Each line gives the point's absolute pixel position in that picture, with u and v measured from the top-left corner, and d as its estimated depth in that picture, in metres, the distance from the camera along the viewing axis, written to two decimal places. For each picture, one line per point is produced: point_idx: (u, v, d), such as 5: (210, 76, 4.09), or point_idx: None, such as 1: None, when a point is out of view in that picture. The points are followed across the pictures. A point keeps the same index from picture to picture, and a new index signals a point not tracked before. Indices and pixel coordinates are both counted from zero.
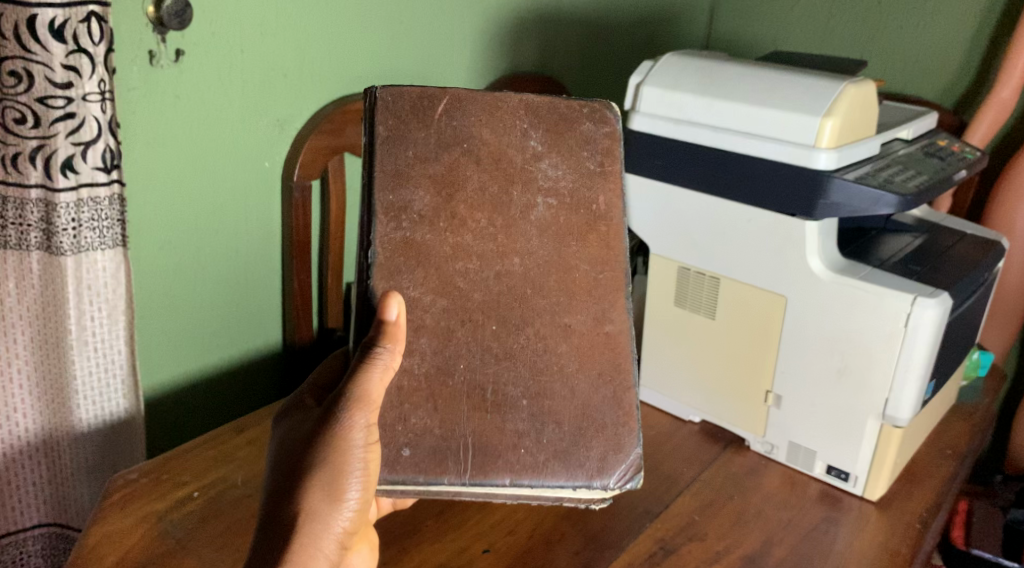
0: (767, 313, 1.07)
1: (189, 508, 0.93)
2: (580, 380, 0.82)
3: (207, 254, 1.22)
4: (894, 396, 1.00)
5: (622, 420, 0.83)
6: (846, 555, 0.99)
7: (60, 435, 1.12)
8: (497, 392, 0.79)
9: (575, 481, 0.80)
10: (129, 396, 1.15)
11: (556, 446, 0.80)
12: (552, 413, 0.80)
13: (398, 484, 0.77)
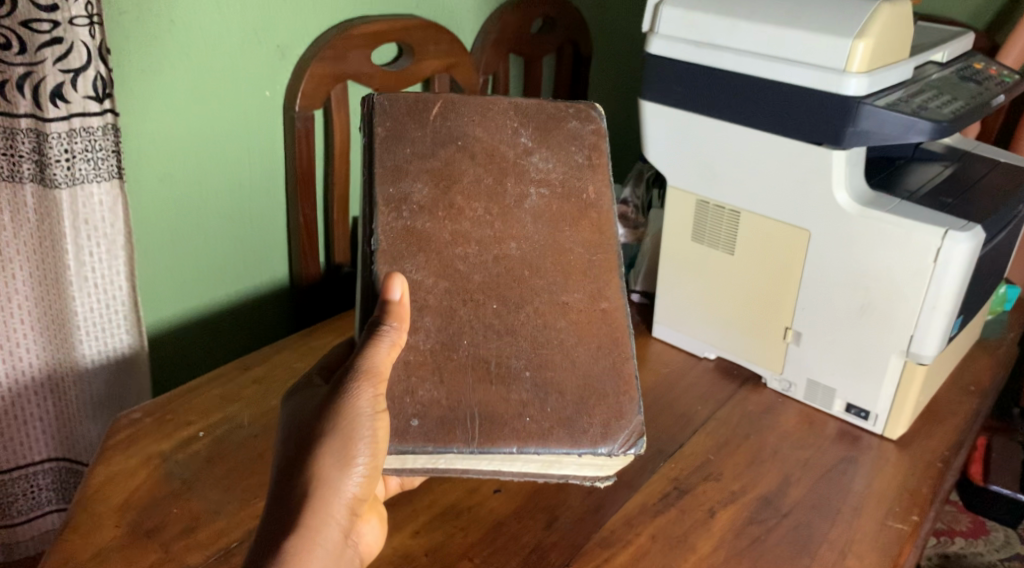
0: (789, 249, 1.03)
1: (194, 449, 0.91)
2: (580, 353, 0.79)
3: (208, 188, 1.18)
4: (919, 333, 0.97)
5: (623, 389, 0.79)
6: (865, 495, 0.96)
7: (65, 371, 1.11)
8: (500, 365, 0.77)
9: (580, 449, 0.76)
10: (132, 332, 1.12)
11: (560, 410, 0.77)
12: (555, 384, 0.78)
13: (408, 455, 0.72)
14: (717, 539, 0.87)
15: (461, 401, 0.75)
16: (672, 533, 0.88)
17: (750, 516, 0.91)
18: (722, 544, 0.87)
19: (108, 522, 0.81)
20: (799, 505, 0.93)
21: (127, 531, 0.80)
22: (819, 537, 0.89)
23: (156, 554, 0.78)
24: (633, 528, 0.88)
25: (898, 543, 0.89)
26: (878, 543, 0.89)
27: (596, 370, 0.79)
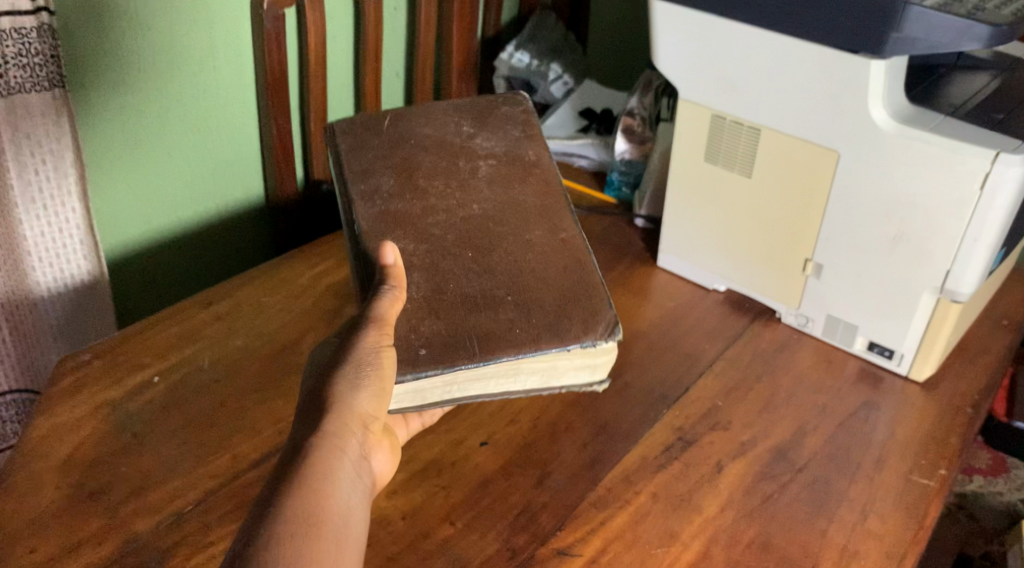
0: (813, 172, 0.92)
1: (148, 396, 0.82)
2: (550, 273, 0.77)
3: (167, 97, 1.06)
4: (958, 268, 0.86)
5: (592, 291, 0.76)
6: (888, 443, 0.87)
7: (17, 303, 1.00)
8: (482, 294, 0.74)
9: (569, 344, 0.71)
10: (90, 257, 1.04)
11: (535, 317, 0.72)
12: (537, 299, 0.74)
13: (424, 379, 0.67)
14: (724, 498, 0.79)
15: (456, 329, 0.71)
16: (675, 491, 0.79)
17: (761, 471, 0.82)
18: (731, 505, 0.78)
19: (48, 484, 0.72)
20: (815, 458, 0.84)
21: (69, 493, 0.71)
22: (837, 495, 0.80)
23: (100, 520, 0.70)
24: (632, 486, 0.79)
25: (923, 502, 0.81)
26: (903, 501, 0.80)
27: (568, 282, 0.76)
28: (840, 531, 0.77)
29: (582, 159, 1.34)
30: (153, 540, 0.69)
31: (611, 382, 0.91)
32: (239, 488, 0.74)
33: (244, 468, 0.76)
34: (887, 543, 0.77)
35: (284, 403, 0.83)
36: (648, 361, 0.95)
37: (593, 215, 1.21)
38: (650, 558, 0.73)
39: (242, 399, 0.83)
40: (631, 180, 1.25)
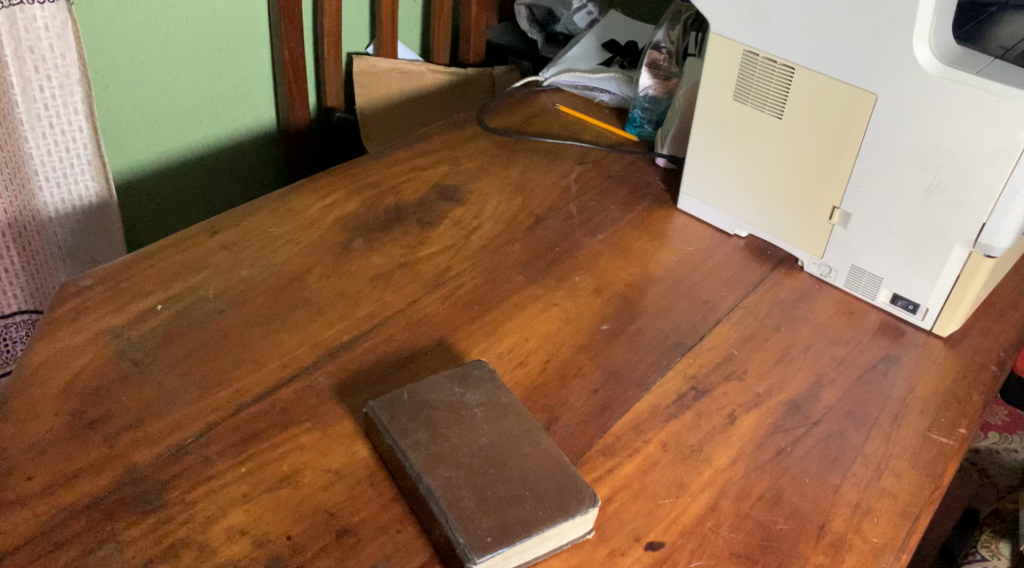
0: (846, 116, 0.88)
1: (151, 325, 0.80)
2: (536, 447, 0.69)
3: (190, 18, 1.12)
4: (994, 222, 0.83)
5: (574, 483, 0.66)
6: (907, 400, 0.84)
7: (25, 220, 1.03)
8: (468, 422, 0.70)
9: (557, 520, 0.64)
10: (98, 177, 1.07)
11: (531, 519, 0.63)
12: (528, 456, 0.68)
13: (457, 548, 0.62)
14: (736, 450, 0.77)
15: (459, 498, 0.64)
16: (685, 441, 0.77)
17: (775, 424, 0.80)
18: (742, 457, 0.76)
19: (46, 411, 0.70)
20: (831, 412, 0.82)
21: (68, 420, 0.70)
22: (852, 451, 0.78)
23: (98, 451, 0.68)
24: (642, 435, 0.77)
25: (941, 461, 0.78)
26: (920, 459, 0.78)
27: (542, 472, 0.67)
28: (853, 487, 0.75)
29: (604, 94, 1.29)
30: (152, 472, 0.67)
31: (623, 328, 0.89)
32: (241, 422, 0.72)
33: (245, 402, 0.74)
34: (903, 501, 0.74)
35: (289, 336, 0.82)
36: (662, 307, 0.92)
37: (612, 154, 1.17)
38: (657, 508, 0.70)
39: (246, 331, 0.81)
40: (654, 117, 1.21)
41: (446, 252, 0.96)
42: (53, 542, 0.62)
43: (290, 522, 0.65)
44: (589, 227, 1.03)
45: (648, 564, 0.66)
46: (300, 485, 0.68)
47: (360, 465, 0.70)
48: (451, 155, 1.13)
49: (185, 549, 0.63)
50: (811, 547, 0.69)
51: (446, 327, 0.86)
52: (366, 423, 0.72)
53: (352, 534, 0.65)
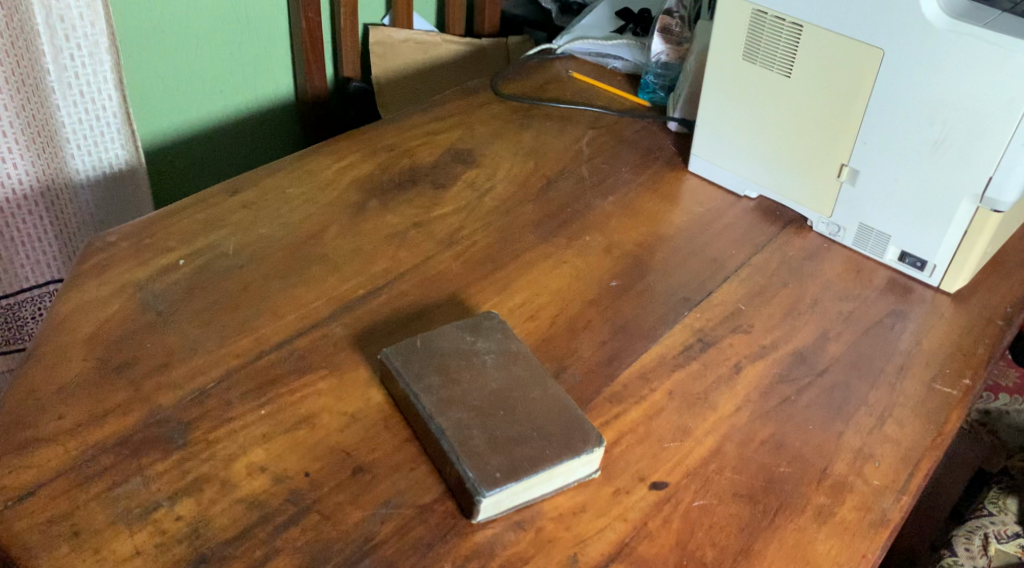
0: (853, 73, 0.89)
1: (174, 278, 0.83)
2: (542, 392, 0.71)
3: None
4: (1000, 176, 0.84)
5: (580, 424, 0.69)
6: (913, 353, 0.85)
7: (58, 186, 1.07)
8: (476, 367, 0.72)
9: (563, 458, 0.66)
10: (127, 145, 1.10)
11: (538, 457, 0.66)
12: (534, 399, 0.70)
13: (468, 481, 0.64)
14: (741, 398, 0.78)
15: (469, 436, 0.67)
16: (691, 390, 0.79)
17: (780, 374, 0.81)
18: (747, 405, 0.78)
19: (75, 356, 0.73)
20: (837, 363, 0.83)
21: (95, 365, 0.73)
22: (856, 400, 0.79)
23: (125, 394, 0.71)
24: (649, 384, 0.79)
25: (945, 410, 0.79)
26: (923, 408, 0.79)
27: (549, 414, 0.69)
28: (857, 433, 0.76)
29: (617, 61, 1.31)
30: (175, 414, 0.70)
31: (633, 284, 0.91)
32: (261, 368, 0.75)
33: (265, 350, 0.77)
34: (905, 446, 0.75)
35: (307, 290, 0.84)
36: (671, 265, 0.94)
37: (624, 119, 1.18)
38: (662, 452, 0.72)
39: (266, 285, 0.84)
40: (667, 83, 1.23)
41: (459, 212, 0.98)
42: (82, 477, 0.64)
43: (308, 460, 0.68)
44: (600, 190, 1.04)
45: (652, 502, 0.68)
46: (317, 427, 0.70)
47: (375, 409, 0.72)
48: (465, 121, 1.14)
49: (207, 483, 0.65)
50: (813, 488, 0.71)
51: (459, 283, 0.88)
52: (381, 370, 0.75)
53: (367, 472, 0.67)
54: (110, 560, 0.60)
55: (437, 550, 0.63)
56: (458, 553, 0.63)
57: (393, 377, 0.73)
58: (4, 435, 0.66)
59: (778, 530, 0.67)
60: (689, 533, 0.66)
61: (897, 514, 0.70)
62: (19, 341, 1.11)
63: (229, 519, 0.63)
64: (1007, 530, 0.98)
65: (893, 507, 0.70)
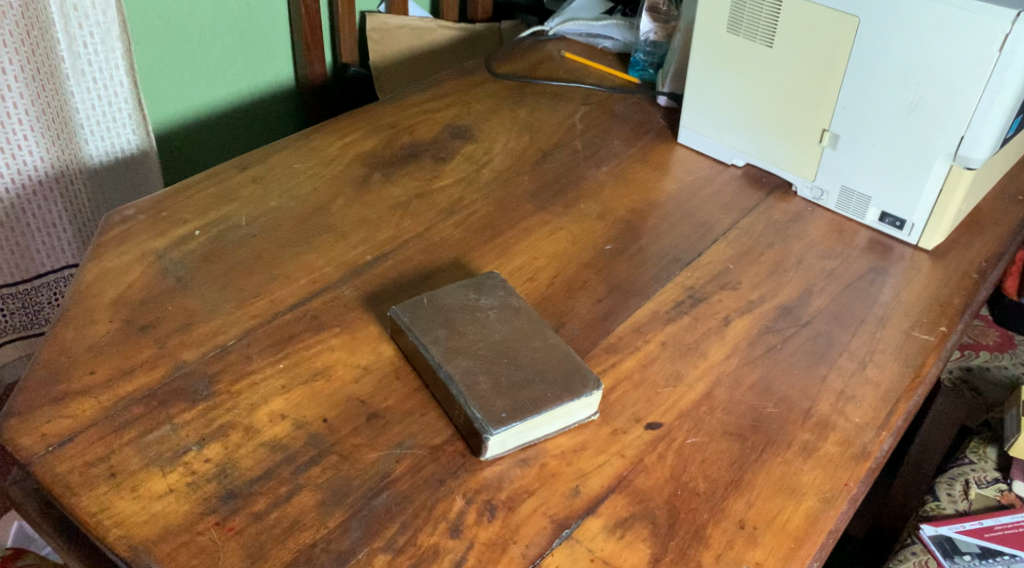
0: (832, 41, 0.94)
1: (191, 247, 0.87)
2: (542, 341, 0.75)
3: None
4: (971, 134, 0.89)
5: (580, 369, 0.73)
6: (893, 305, 0.90)
7: (73, 171, 1.10)
8: (480, 321, 0.77)
9: (564, 400, 0.71)
10: (138, 130, 1.14)
11: (541, 399, 0.70)
12: (535, 348, 0.75)
13: (475, 421, 0.69)
14: (730, 347, 0.83)
15: (476, 382, 0.71)
16: (683, 341, 0.83)
17: (766, 325, 0.86)
18: (735, 352, 0.82)
19: (102, 318, 0.78)
20: (820, 315, 0.88)
21: (121, 326, 0.77)
22: (839, 347, 0.84)
23: (151, 351, 0.75)
24: (643, 336, 0.83)
25: (922, 355, 0.84)
26: (901, 353, 0.84)
27: (550, 362, 0.74)
28: (839, 377, 0.81)
29: (607, 41, 1.35)
30: (199, 368, 0.74)
31: (626, 247, 0.95)
32: (277, 327, 0.79)
33: (280, 310, 0.81)
34: (884, 387, 0.80)
35: (317, 256, 0.89)
36: (663, 228, 0.98)
37: (616, 95, 1.23)
38: (656, 396, 0.77)
39: (278, 252, 0.88)
40: (656, 60, 1.27)
41: (459, 184, 1.02)
42: (115, 425, 0.69)
43: (325, 408, 0.72)
44: (593, 161, 1.09)
45: (648, 440, 0.73)
46: (332, 378, 0.75)
47: (386, 361, 0.77)
48: (462, 99, 1.19)
49: (232, 429, 0.70)
50: (798, 426, 0.76)
51: (461, 248, 0.92)
52: (390, 326, 0.79)
53: (380, 417, 0.72)
54: (145, 496, 0.65)
55: (449, 485, 0.68)
56: (469, 487, 0.68)
57: (402, 331, 0.77)
58: (39, 388, 0.71)
59: (766, 464, 0.72)
60: (682, 467, 0.71)
61: (877, 447, 0.75)
62: (37, 325, 1.17)
63: (254, 461, 0.68)
64: (987, 476, 1.02)
65: (873, 441, 0.75)
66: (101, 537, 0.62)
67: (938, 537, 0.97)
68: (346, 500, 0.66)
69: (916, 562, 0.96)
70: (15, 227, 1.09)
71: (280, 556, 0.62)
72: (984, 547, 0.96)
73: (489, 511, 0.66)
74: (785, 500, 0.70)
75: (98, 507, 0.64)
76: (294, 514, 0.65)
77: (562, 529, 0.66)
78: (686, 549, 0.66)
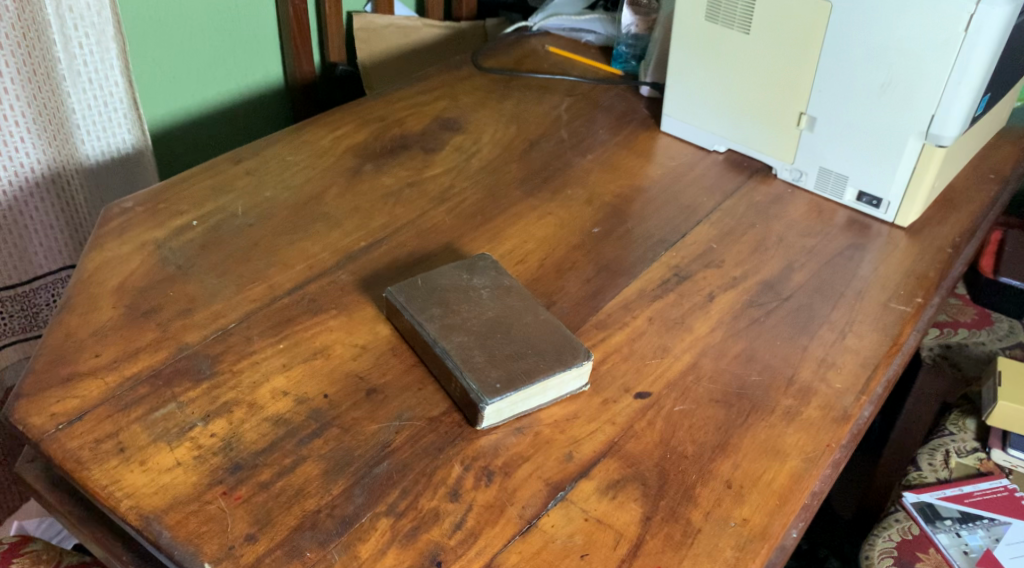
0: (808, 26, 0.97)
1: (189, 236, 0.89)
2: (533, 317, 0.78)
3: None
4: (941, 113, 0.92)
5: (570, 341, 0.76)
6: (871, 279, 0.93)
7: (70, 172, 1.09)
8: (472, 299, 0.80)
9: (557, 370, 0.73)
10: (133, 129, 1.14)
11: (534, 369, 0.73)
12: (527, 323, 0.77)
13: (470, 391, 0.71)
14: (715, 321, 0.86)
15: (471, 356, 0.74)
16: (670, 315, 0.86)
17: (750, 300, 0.89)
18: (720, 326, 0.85)
19: (105, 304, 0.80)
20: (802, 289, 0.91)
21: (124, 311, 0.80)
22: (819, 318, 0.87)
23: (154, 334, 0.78)
24: (631, 312, 0.86)
25: (900, 324, 0.87)
26: (879, 323, 0.87)
27: (542, 336, 0.76)
28: (820, 346, 0.84)
29: (590, 35, 1.39)
30: (201, 349, 0.77)
31: (614, 229, 0.98)
32: (276, 310, 0.82)
33: (279, 294, 0.84)
34: (863, 355, 0.83)
35: (313, 243, 0.91)
36: (648, 211, 1.01)
37: (600, 86, 1.26)
38: (644, 367, 0.80)
39: (275, 240, 0.90)
40: (638, 53, 1.31)
41: (449, 173, 1.05)
42: (122, 404, 0.71)
43: (325, 385, 0.75)
44: (579, 149, 1.12)
45: (637, 408, 0.76)
46: (331, 356, 0.78)
47: (383, 340, 0.80)
48: (450, 92, 1.21)
49: (236, 406, 0.72)
50: (782, 392, 0.79)
51: (452, 234, 0.95)
52: (386, 307, 0.82)
53: (379, 392, 0.75)
54: (154, 469, 0.67)
55: (447, 453, 0.70)
56: (466, 454, 0.71)
57: (398, 311, 0.79)
58: (47, 370, 0.73)
59: (752, 428, 0.75)
60: (670, 432, 0.74)
61: (857, 410, 0.78)
62: (36, 328, 1.13)
63: (258, 435, 0.70)
64: (967, 445, 1.06)
65: (853, 405, 0.78)
66: (113, 507, 0.65)
67: (919, 503, 1.00)
68: (349, 468, 0.69)
69: (899, 528, 0.98)
70: (10, 231, 1.06)
71: (286, 522, 0.65)
72: (965, 511, 0.99)
73: (485, 476, 0.69)
74: (769, 461, 0.73)
75: (109, 480, 0.66)
76: (298, 483, 0.67)
77: (557, 491, 0.69)
78: (676, 507, 0.69)
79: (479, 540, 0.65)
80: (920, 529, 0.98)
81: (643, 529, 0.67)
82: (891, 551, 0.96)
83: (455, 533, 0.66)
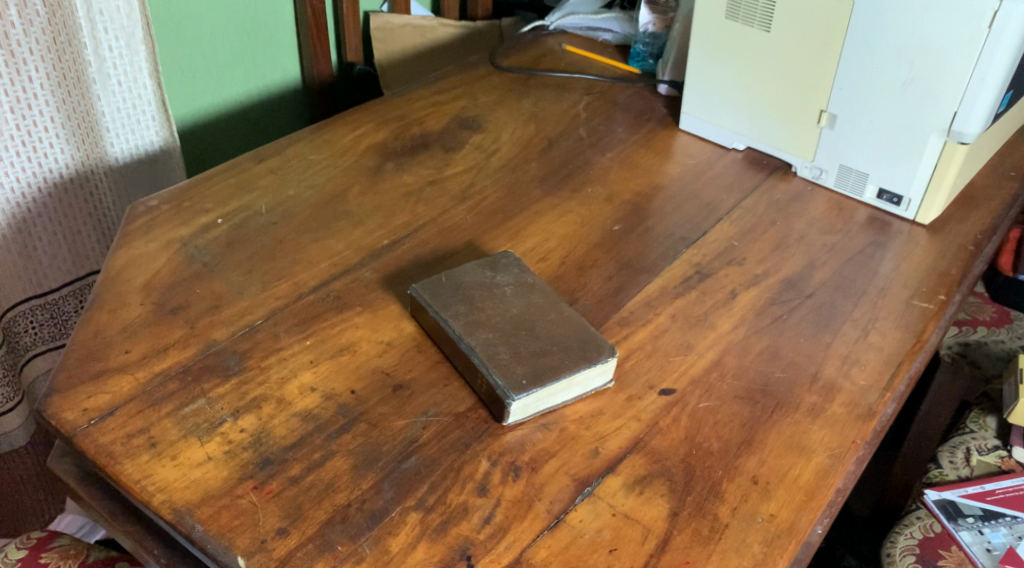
0: (830, 25, 0.97)
1: (214, 234, 0.90)
2: (556, 314, 0.78)
3: None
4: (964, 109, 0.92)
5: (595, 338, 0.76)
6: (893, 277, 0.93)
7: (99, 175, 1.10)
8: (495, 296, 0.80)
9: (581, 367, 0.74)
10: (162, 130, 1.13)
11: (559, 366, 0.74)
12: (550, 320, 0.78)
13: (496, 386, 0.72)
14: (737, 318, 0.86)
15: (497, 352, 0.74)
16: (692, 313, 0.87)
17: (772, 297, 0.89)
18: (743, 323, 0.86)
19: (133, 302, 0.81)
20: (823, 287, 0.91)
21: (152, 308, 0.80)
22: (842, 316, 0.87)
23: (183, 330, 0.78)
24: (653, 309, 0.86)
25: (922, 321, 0.87)
26: (903, 321, 0.87)
27: (567, 333, 0.77)
28: (844, 343, 0.84)
29: (607, 34, 1.39)
30: (229, 346, 0.77)
31: (634, 227, 0.98)
32: (302, 307, 0.82)
33: (304, 292, 0.84)
34: (887, 351, 0.84)
35: (336, 241, 0.91)
36: (668, 209, 1.01)
37: (618, 85, 1.26)
38: (668, 364, 0.81)
39: (299, 238, 0.91)
40: (655, 51, 1.31)
41: (470, 171, 1.05)
42: (152, 400, 0.72)
43: (353, 381, 0.75)
44: (599, 147, 1.12)
45: (662, 405, 0.76)
46: (357, 352, 0.78)
47: (407, 337, 0.80)
48: (468, 91, 1.22)
49: (265, 402, 0.73)
50: (806, 389, 0.79)
51: (474, 231, 0.95)
52: (410, 304, 0.82)
53: (405, 388, 0.75)
54: (186, 464, 0.68)
55: (474, 449, 0.71)
56: (492, 450, 0.71)
57: (422, 308, 0.80)
58: (78, 367, 0.74)
59: (777, 424, 0.75)
60: (696, 428, 0.74)
61: (882, 407, 0.78)
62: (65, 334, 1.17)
63: (287, 430, 0.71)
64: (988, 443, 1.05)
65: (878, 402, 0.78)
66: (146, 501, 0.66)
67: (941, 501, 1.01)
68: (377, 463, 0.69)
69: (921, 526, 0.99)
70: (37, 234, 1.07)
71: (317, 516, 0.66)
72: (987, 509, 0.98)
73: (512, 471, 0.70)
74: (795, 457, 0.73)
75: (141, 475, 0.67)
76: (328, 477, 0.68)
77: (583, 487, 0.69)
78: (703, 503, 0.69)
79: (508, 535, 0.66)
80: (942, 527, 0.98)
81: (671, 524, 0.67)
82: (913, 548, 0.97)
83: (484, 527, 0.66)
